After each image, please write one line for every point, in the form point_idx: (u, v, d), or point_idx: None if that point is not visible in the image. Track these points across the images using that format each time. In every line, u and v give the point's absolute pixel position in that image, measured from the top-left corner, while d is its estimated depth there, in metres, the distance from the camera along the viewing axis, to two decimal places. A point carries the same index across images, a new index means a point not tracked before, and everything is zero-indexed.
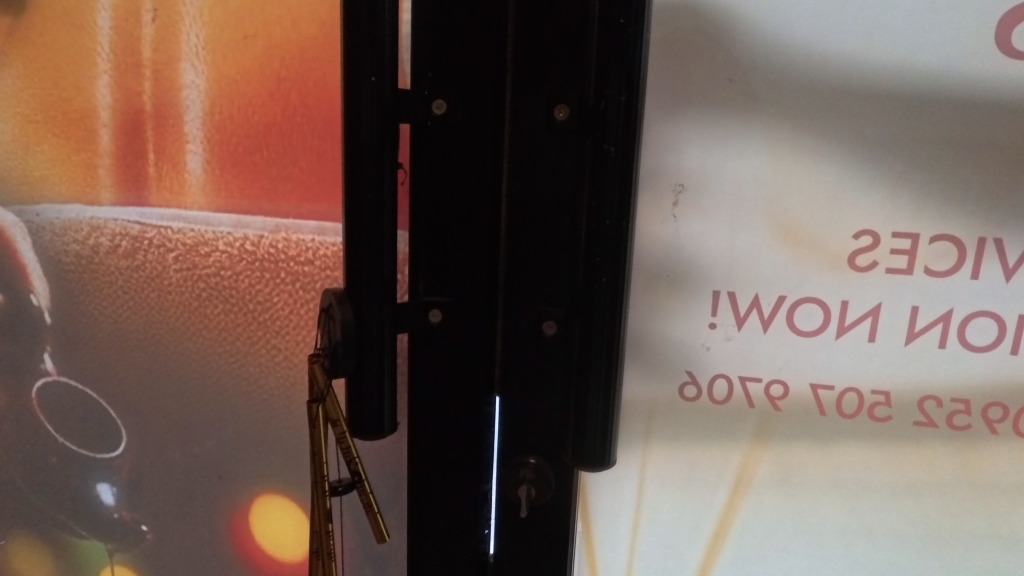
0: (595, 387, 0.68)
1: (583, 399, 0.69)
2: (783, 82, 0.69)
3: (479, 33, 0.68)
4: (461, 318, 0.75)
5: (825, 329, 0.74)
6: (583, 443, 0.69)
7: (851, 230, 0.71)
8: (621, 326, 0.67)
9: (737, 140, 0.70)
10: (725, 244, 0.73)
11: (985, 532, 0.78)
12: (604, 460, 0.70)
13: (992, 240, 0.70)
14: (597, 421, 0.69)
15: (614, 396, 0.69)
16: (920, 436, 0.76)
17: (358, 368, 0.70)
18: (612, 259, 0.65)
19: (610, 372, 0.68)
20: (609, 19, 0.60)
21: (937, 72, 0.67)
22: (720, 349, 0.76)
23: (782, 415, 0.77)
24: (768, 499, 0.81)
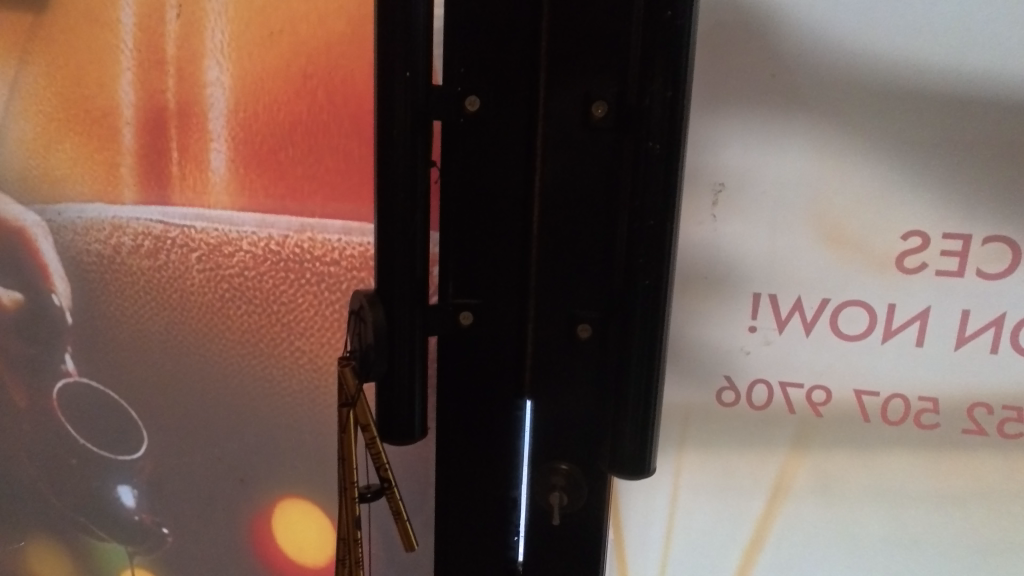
0: (634, 394, 0.66)
1: (622, 404, 0.67)
2: (830, 77, 0.66)
3: (515, 28, 0.66)
4: (492, 321, 0.73)
5: (870, 334, 0.71)
6: (621, 450, 0.67)
7: (900, 231, 0.68)
8: (662, 330, 0.65)
9: (781, 137, 0.68)
10: (766, 245, 0.71)
11: None
12: (643, 469, 0.68)
13: None
14: (636, 429, 0.66)
15: (654, 403, 0.66)
16: (969, 444, 0.73)
17: (388, 371, 0.68)
18: (654, 261, 0.63)
19: (651, 378, 0.65)
20: (655, 12, 0.58)
21: (993, 65, 0.63)
22: (759, 353, 0.74)
23: (823, 422, 0.75)
24: (808, 508, 0.78)
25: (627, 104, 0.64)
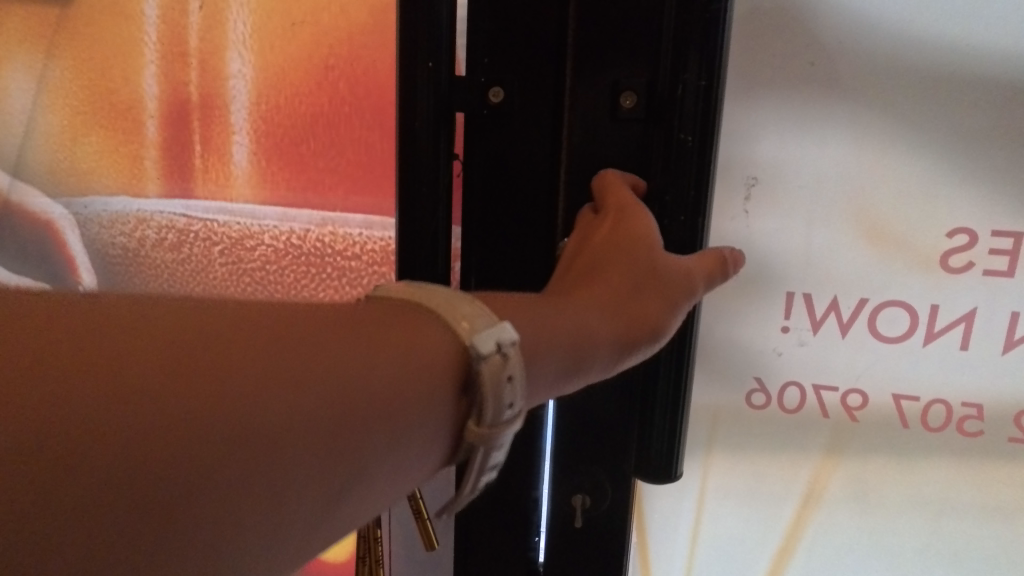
0: (661, 395, 0.64)
1: (648, 404, 0.64)
2: (873, 65, 0.62)
3: (542, 15, 0.64)
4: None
5: (911, 336, 0.68)
6: (648, 451, 0.65)
7: (945, 228, 0.64)
8: (693, 330, 0.62)
9: (819, 129, 0.65)
10: (801, 242, 0.68)
11: None
12: (669, 474, 0.65)
13: None
14: (663, 432, 0.64)
15: (682, 405, 0.64)
16: (1014, 453, 0.70)
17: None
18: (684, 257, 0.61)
19: (679, 380, 0.63)
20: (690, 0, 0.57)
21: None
22: (792, 354, 0.71)
23: (859, 427, 0.72)
24: (840, 515, 0.76)
25: (656, 97, 0.62)
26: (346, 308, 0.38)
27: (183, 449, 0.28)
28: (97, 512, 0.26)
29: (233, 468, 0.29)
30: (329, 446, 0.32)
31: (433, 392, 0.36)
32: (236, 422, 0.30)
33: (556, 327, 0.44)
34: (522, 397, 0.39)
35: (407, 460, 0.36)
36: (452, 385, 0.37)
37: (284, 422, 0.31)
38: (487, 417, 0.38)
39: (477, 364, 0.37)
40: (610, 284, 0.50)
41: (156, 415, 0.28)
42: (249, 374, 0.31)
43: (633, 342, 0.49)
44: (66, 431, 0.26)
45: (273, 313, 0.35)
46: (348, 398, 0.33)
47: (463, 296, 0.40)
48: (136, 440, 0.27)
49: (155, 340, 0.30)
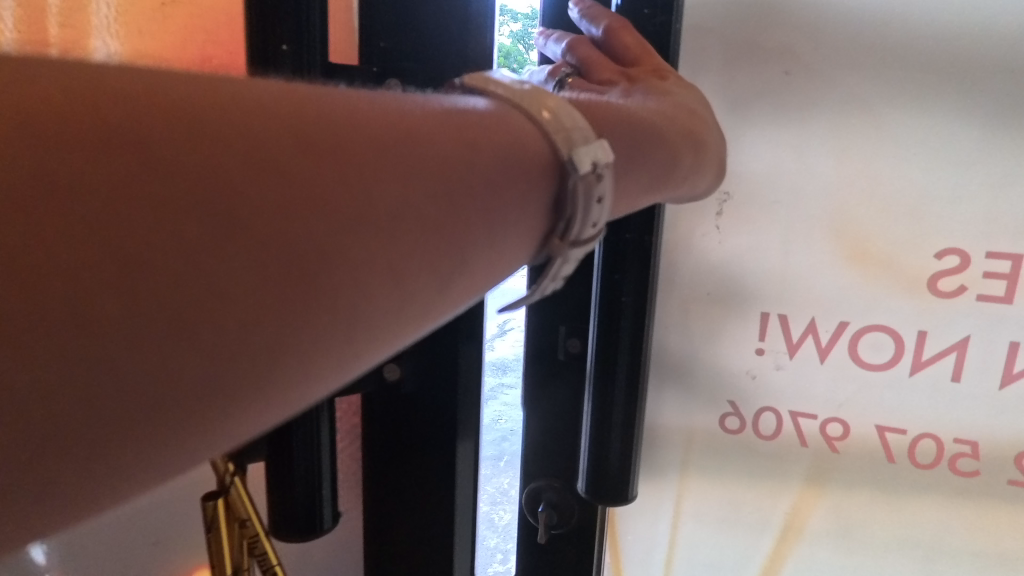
0: (615, 418, 0.61)
1: (602, 427, 0.61)
2: (853, 73, 0.58)
3: (459, 45, 0.60)
4: (423, 371, 0.68)
5: (897, 364, 0.63)
6: (601, 476, 0.62)
7: (933, 249, 0.59)
8: (645, 349, 0.59)
9: (795, 141, 0.60)
10: (778, 260, 0.64)
11: None
12: (625, 497, 0.63)
13: None
14: (618, 455, 0.62)
15: (637, 423, 0.62)
16: (1015, 497, 0.64)
17: (277, 446, 0.59)
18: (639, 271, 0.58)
19: (634, 398, 0.60)
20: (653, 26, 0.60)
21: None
22: (768, 378, 0.67)
23: (841, 459, 0.67)
24: (821, 551, 0.71)
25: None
26: (418, 101, 0.31)
27: (243, 259, 0.22)
28: (150, 339, 0.20)
29: (306, 289, 0.23)
30: (408, 259, 0.27)
31: (527, 200, 0.33)
32: (299, 236, 0.23)
33: (639, 145, 0.43)
34: (605, 219, 0.37)
35: (502, 256, 0.33)
36: (548, 189, 0.34)
37: (351, 246, 0.25)
38: (573, 231, 0.36)
39: (574, 176, 0.34)
40: (686, 103, 0.54)
41: (200, 231, 0.21)
42: (313, 175, 0.24)
43: (690, 168, 0.51)
44: (87, 239, 0.19)
45: (315, 93, 0.27)
46: (419, 206, 0.27)
47: (550, 96, 0.37)
48: (178, 247, 0.20)
49: (183, 124, 0.21)
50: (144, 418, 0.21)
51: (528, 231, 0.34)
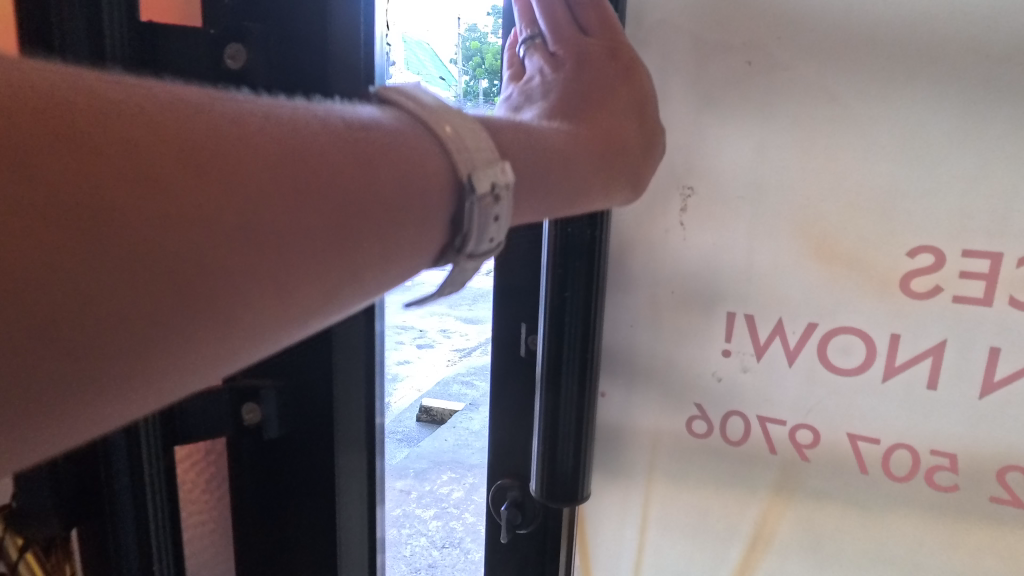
0: (566, 416, 0.59)
1: (552, 425, 0.59)
2: (817, 63, 0.55)
3: (320, 28, 0.62)
4: (289, 405, 0.68)
5: (868, 369, 0.59)
6: (551, 475, 0.60)
7: (904, 247, 0.56)
8: (595, 344, 0.58)
9: (758, 135, 0.58)
10: (743, 257, 0.61)
11: None
12: (577, 500, 0.61)
13: None
14: (569, 455, 0.60)
15: (588, 421, 0.60)
16: (997, 514, 0.59)
17: (93, 506, 0.61)
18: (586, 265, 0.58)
19: (585, 394, 0.59)
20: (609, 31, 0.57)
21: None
22: (734, 381, 0.64)
23: (811, 467, 0.64)
24: (792, 564, 0.67)
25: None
26: (319, 120, 0.33)
27: (114, 272, 0.24)
28: (26, 340, 0.23)
29: (182, 304, 0.26)
30: (292, 274, 0.30)
31: (415, 219, 0.35)
32: (179, 253, 0.26)
33: (554, 167, 0.45)
34: (504, 233, 0.39)
35: (402, 258, 0.35)
36: (444, 212, 0.37)
37: (247, 284, 0.28)
38: (469, 244, 0.38)
39: (469, 200, 0.36)
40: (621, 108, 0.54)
41: (65, 245, 0.23)
42: (201, 192, 0.26)
43: (616, 181, 0.52)
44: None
45: (207, 104, 0.29)
46: (302, 226, 0.30)
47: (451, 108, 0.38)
48: (59, 258, 0.23)
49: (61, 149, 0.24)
50: (25, 404, 0.23)
51: (422, 245, 0.36)
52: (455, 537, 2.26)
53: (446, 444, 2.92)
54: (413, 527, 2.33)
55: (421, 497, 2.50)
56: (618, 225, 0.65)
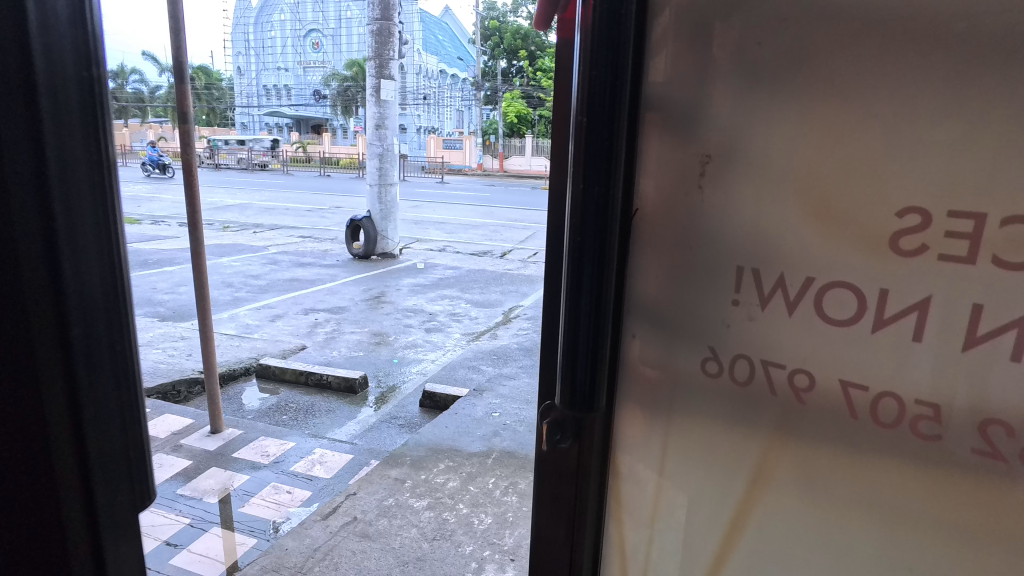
0: (581, 344, 0.72)
1: (574, 349, 0.73)
2: (819, 42, 0.62)
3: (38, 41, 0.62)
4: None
5: (859, 321, 0.65)
6: (574, 390, 0.74)
7: (894, 207, 0.62)
8: (609, 281, 0.71)
9: (765, 107, 0.66)
10: (751, 216, 0.68)
11: None
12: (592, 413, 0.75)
13: None
14: (584, 378, 0.73)
15: (602, 351, 0.73)
16: (980, 469, 0.61)
17: None
18: (601, 222, 0.70)
19: (598, 328, 0.72)
20: (619, 25, 0.66)
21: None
22: (742, 328, 0.71)
23: (808, 410, 0.69)
24: (790, 502, 0.72)
25: (78, 166, 0.66)
26: None
27: None
28: None
29: None
30: None
31: None
32: None
33: None
34: None
35: None
36: None
37: None
38: None
39: None
40: None
41: None
42: None
43: None
44: None
45: None
46: None
47: None
48: None
49: None
50: None
51: None
52: (445, 530, 2.25)
53: (444, 435, 3.02)
54: (403, 518, 2.32)
55: (414, 487, 2.54)
56: (642, 189, 0.74)
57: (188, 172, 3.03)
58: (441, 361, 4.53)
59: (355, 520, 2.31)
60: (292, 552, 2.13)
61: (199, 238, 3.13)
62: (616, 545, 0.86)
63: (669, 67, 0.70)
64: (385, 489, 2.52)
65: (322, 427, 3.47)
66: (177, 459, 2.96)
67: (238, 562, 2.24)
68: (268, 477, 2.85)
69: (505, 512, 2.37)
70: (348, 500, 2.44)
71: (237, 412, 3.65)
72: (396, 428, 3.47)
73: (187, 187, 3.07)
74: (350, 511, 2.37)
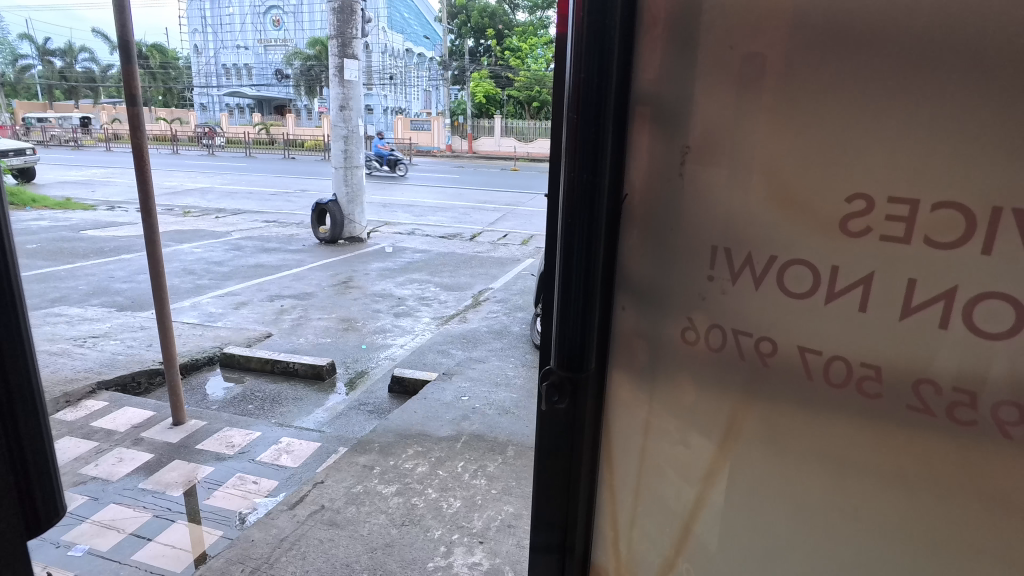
0: (574, 305, 0.91)
1: (567, 309, 0.92)
2: (783, 48, 0.72)
3: None
4: None
5: (815, 294, 0.74)
6: (566, 343, 0.92)
7: (844, 193, 0.71)
8: (598, 257, 0.89)
9: (735, 106, 0.76)
10: (723, 203, 0.79)
11: (994, 552, 0.68)
12: (580, 373, 0.93)
13: (1012, 211, 0.62)
14: (573, 344, 0.92)
15: (592, 313, 0.91)
16: (913, 423, 0.70)
17: None
18: (589, 217, 0.88)
19: (585, 303, 0.90)
20: (606, 46, 0.82)
21: (956, 26, 0.63)
22: (715, 300, 0.81)
23: (770, 373, 0.79)
24: (757, 453, 0.82)
25: None
26: None
27: None
28: None
29: None
30: None
31: None
32: None
33: None
34: None
35: None
36: None
37: None
38: None
39: None
40: None
41: None
42: None
43: None
44: None
45: None
46: None
47: None
48: None
49: None
50: None
51: None
52: (413, 515, 2.30)
53: (413, 419, 3.12)
54: (372, 505, 2.36)
55: (383, 473, 2.59)
56: (631, 179, 0.86)
57: (137, 159, 2.98)
58: (410, 346, 4.59)
59: (321, 509, 2.33)
60: (258, 544, 2.14)
61: (152, 225, 3.09)
62: (608, 492, 0.98)
63: (659, 70, 0.81)
64: (354, 475, 2.57)
65: (287, 416, 3.52)
66: (137, 453, 2.96)
67: (205, 554, 2.27)
68: (234, 467, 2.87)
69: (474, 496, 2.44)
70: (315, 489, 2.46)
71: (201, 403, 3.64)
72: (365, 415, 3.52)
73: (137, 173, 3.02)
74: (319, 499, 2.41)
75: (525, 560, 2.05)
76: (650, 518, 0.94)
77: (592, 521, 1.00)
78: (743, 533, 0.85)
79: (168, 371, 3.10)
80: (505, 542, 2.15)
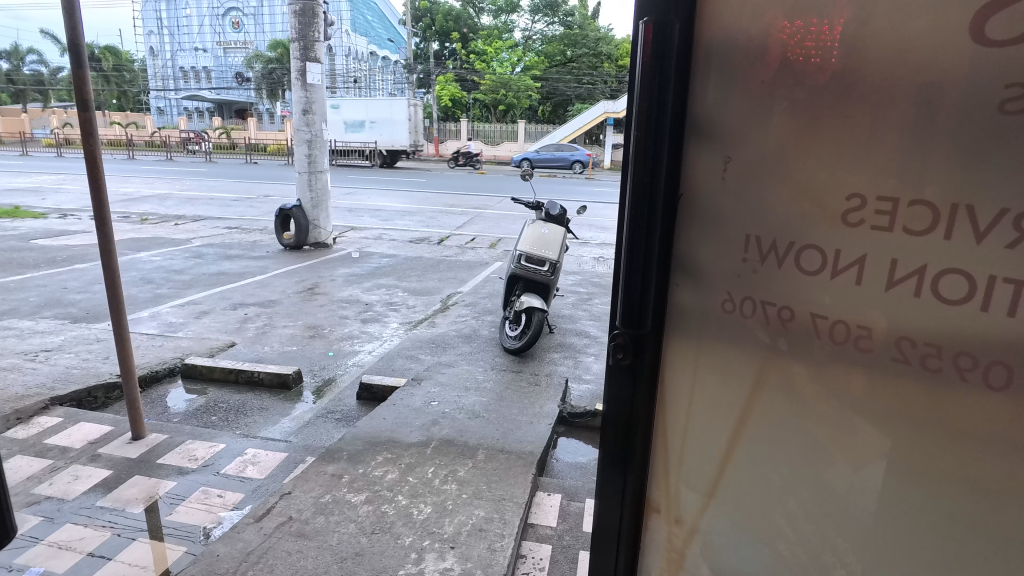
0: (635, 284, 1.13)
1: (631, 287, 1.13)
2: (801, 83, 0.95)
3: None
4: None
5: (824, 271, 0.97)
6: (630, 315, 1.14)
7: (845, 193, 0.93)
8: (654, 245, 1.11)
9: (764, 126, 0.99)
10: (755, 200, 1.02)
11: (953, 471, 0.89)
12: (640, 339, 1.14)
13: (966, 207, 0.84)
14: (633, 315, 1.13)
15: (648, 290, 1.12)
16: (896, 370, 0.91)
17: None
18: (649, 212, 1.10)
19: (644, 282, 1.12)
20: (664, 77, 1.04)
21: (927, 72, 0.84)
22: (749, 276, 1.05)
23: (791, 334, 1.01)
24: (778, 400, 1.05)
25: None
26: None
27: None
28: None
29: None
30: None
31: None
32: None
33: None
34: None
35: None
36: None
37: None
38: None
39: None
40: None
41: None
42: None
43: None
44: None
45: None
46: None
47: None
48: None
49: None
50: None
51: None
52: (383, 524, 2.45)
53: (381, 427, 3.27)
54: (341, 514, 2.51)
55: (352, 483, 2.73)
56: (682, 182, 1.09)
57: (92, 168, 3.02)
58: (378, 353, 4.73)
59: (290, 520, 2.46)
60: (224, 559, 2.24)
61: (109, 236, 3.16)
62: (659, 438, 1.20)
63: (705, 96, 1.04)
64: (323, 485, 2.71)
65: (252, 429, 3.59)
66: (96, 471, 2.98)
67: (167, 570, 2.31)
68: (200, 480, 2.94)
69: (444, 501, 2.62)
70: (280, 500, 2.60)
71: (161, 416, 3.69)
72: (332, 423, 3.65)
73: (97, 184, 3.08)
74: (286, 510, 2.53)
75: (495, 562, 2.25)
76: (693, 457, 1.17)
77: (646, 463, 1.22)
78: (768, 464, 1.08)
79: (127, 386, 3.13)
80: (476, 546, 2.33)
